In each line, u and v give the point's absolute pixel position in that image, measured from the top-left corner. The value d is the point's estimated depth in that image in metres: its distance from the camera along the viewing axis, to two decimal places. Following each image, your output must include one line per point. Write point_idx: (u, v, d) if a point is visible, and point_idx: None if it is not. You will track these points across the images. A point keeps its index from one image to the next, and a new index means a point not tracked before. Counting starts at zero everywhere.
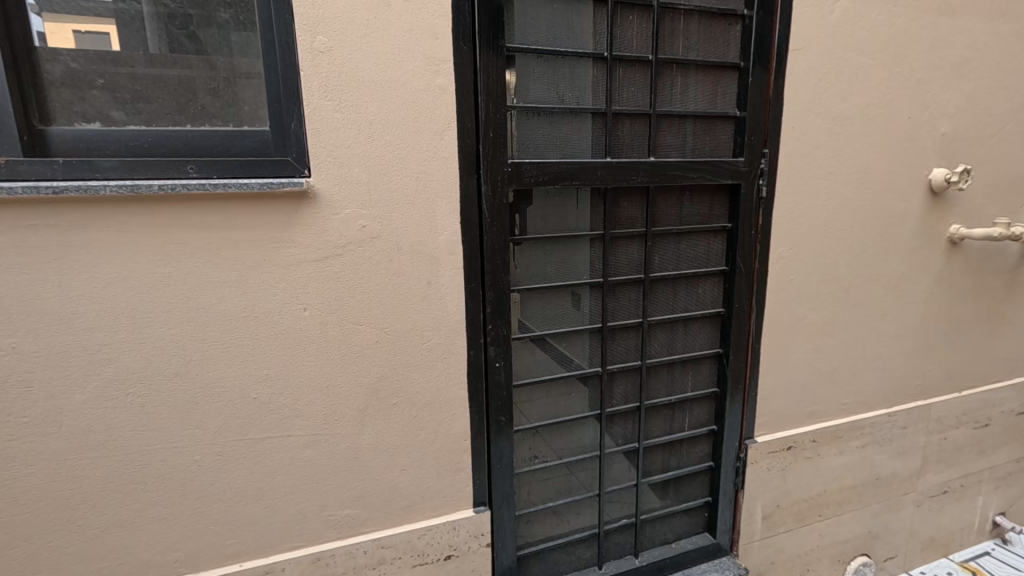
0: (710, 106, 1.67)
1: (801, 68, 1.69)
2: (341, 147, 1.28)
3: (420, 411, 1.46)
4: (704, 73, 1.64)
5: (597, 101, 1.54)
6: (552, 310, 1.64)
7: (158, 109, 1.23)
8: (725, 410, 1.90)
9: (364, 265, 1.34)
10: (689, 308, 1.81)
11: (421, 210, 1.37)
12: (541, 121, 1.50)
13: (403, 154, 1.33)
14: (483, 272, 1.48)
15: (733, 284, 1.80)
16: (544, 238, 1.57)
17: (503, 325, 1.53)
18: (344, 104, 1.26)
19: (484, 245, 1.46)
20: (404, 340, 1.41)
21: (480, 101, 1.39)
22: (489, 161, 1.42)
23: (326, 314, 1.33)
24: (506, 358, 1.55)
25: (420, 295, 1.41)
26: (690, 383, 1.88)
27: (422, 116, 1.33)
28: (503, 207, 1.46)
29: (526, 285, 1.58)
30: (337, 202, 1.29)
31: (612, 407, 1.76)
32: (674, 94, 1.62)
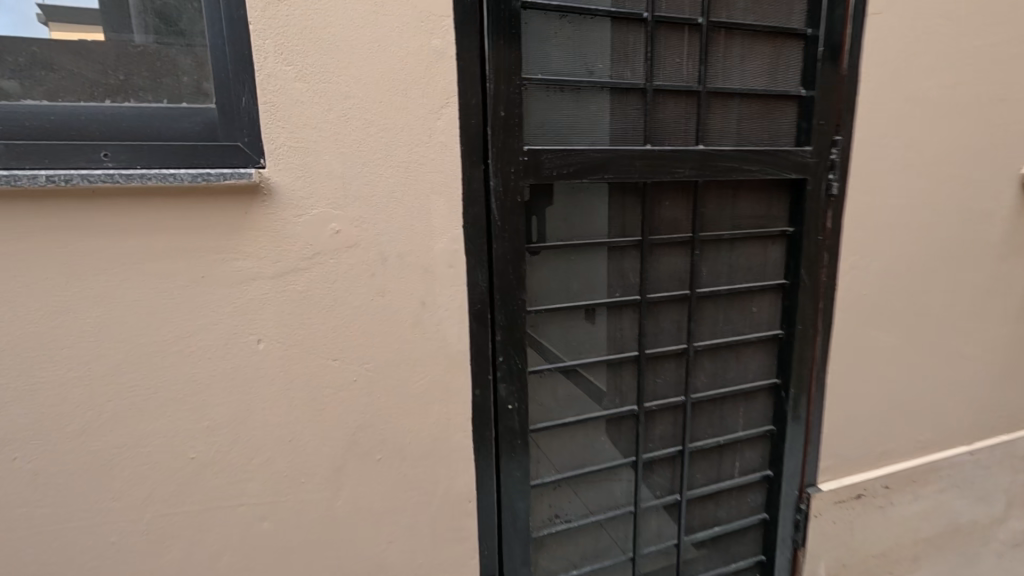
0: (771, 84, 1.36)
1: (880, 36, 1.37)
2: (304, 127, 0.97)
3: (412, 467, 1.15)
4: (764, 43, 1.33)
5: (635, 76, 1.23)
6: (577, 336, 1.32)
7: (71, 81, 0.91)
8: (784, 453, 1.57)
9: (338, 283, 1.03)
10: (742, 331, 1.49)
11: (411, 211, 1.06)
12: (564, 99, 1.19)
13: (387, 139, 1.02)
14: (493, 290, 1.16)
15: (795, 301, 1.48)
16: (568, 247, 1.26)
17: (518, 356, 1.21)
18: (310, 70, 0.96)
19: (493, 256, 1.15)
20: (391, 378, 1.10)
21: (488, 70, 1.08)
22: (500, 149, 1.12)
23: (289, 346, 1.02)
24: (521, 398, 1.24)
25: (411, 321, 1.09)
26: (741, 420, 1.55)
27: (413, 88, 1.02)
28: (517, 208, 1.15)
29: (545, 305, 1.27)
30: (301, 201, 0.98)
31: (649, 452, 1.44)
32: (727, 68, 1.31)
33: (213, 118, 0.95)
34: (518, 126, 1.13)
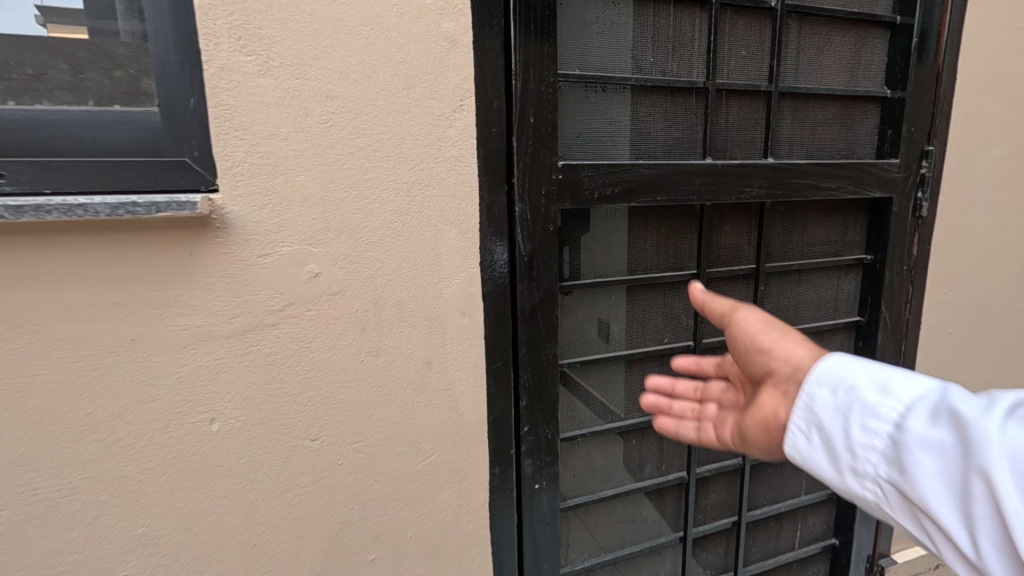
0: (851, 85, 1.12)
1: (982, 25, 1.13)
2: (269, 138, 0.72)
3: (413, 567, 0.91)
4: (845, 33, 1.10)
5: (694, 74, 1.00)
6: (618, 391, 1.09)
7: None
8: (854, 521, 1.33)
9: (318, 342, 0.79)
10: None
11: (414, 247, 0.81)
12: (608, 101, 0.96)
13: (383, 153, 0.77)
14: (516, 342, 0.93)
15: (873, 344, 1.23)
16: (608, 285, 1.02)
17: (548, 423, 0.98)
18: (279, 62, 0.70)
19: (519, 301, 0.92)
20: (387, 459, 0.86)
21: (513, 65, 0.85)
22: (527, 167, 0.89)
23: (253, 426, 0.78)
24: (549, 473, 1.01)
25: (413, 386, 0.85)
26: (804, 482, 1.32)
27: (417, 87, 0.77)
28: (548, 240, 0.92)
29: (579, 356, 1.03)
30: (268, 236, 0.74)
31: (701, 527, 1.20)
32: (801, 64, 1.07)
33: (152, 123, 0.70)
34: (552, 139, 0.90)
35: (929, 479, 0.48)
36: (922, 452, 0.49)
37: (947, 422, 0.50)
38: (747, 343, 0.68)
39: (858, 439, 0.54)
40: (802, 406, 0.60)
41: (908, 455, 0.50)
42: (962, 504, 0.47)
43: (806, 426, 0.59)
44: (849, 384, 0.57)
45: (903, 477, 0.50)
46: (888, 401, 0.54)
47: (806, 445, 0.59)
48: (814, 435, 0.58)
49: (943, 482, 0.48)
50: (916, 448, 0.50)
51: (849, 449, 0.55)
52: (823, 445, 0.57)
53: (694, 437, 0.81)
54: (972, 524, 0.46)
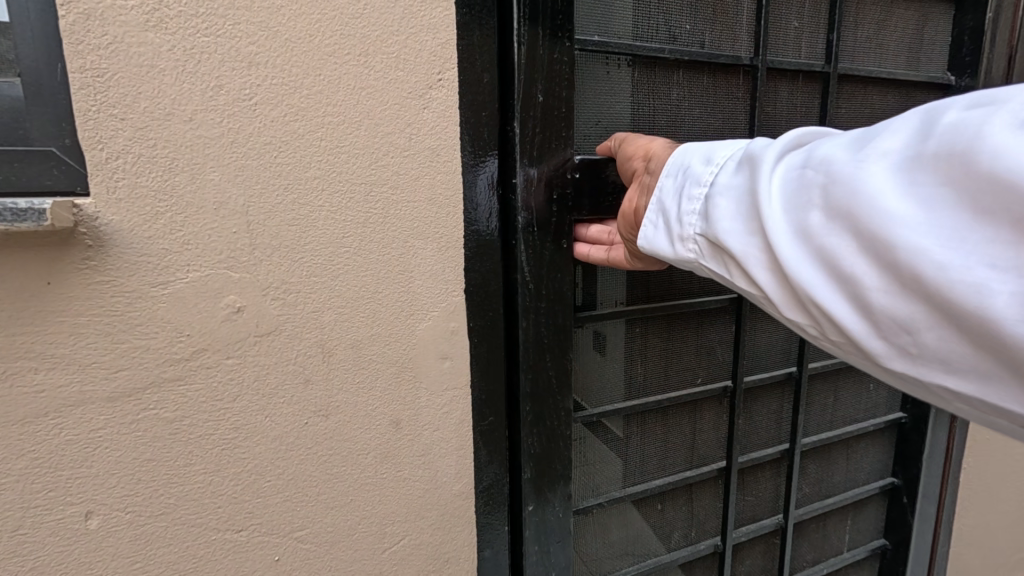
0: (910, 68, 1.00)
1: None
2: (166, 116, 0.50)
3: None
4: (905, 7, 0.97)
5: (738, 50, 0.84)
6: (643, 443, 0.91)
7: None
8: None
9: (244, 403, 0.58)
10: (857, 415, 1.14)
11: (379, 268, 0.60)
12: (635, 79, 0.78)
13: (334, 143, 0.56)
14: (519, 392, 0.73)
15: None
16: (632, 315, 0.84)
17: (559, 491, 0.79)
18: (179, 9, 0.49)
19: (525, 340, 0.72)
20: (343, 551, 0.65)
21: (519, 28, 0.65)
22: (535, 164, 0.69)
23: (151, 519, 0.56)
24: (562, 556, 0.82)
25: (378, 454, 0.64)
26: (848, 536, 1.20)
27: (380, 55, 0.57)
28: (559, 260, 0.73)
29: (596, 405, 0.85)
30: (167, 258, 0.52)
31: None
32: (862, 42, 0.94)
33: (11, 98, 0.46)
34: (566, 127, 0.70)
35: (730, 220, 0.53)
36: (726, 199, 0.54)
37: (742, 164, 0.54)
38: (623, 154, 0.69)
39: (680, 205, 0.59)
40: (654, 194, 0.63)
41: (707, 204, 0.56)
42: (752, 232, 0.51)
43: (653, 213, 0.63)
44: (681, 155, 0.61)
45: (707, 221, 0.55)
46: (709, 166, 0.58)
47: (652, 230, 0.62)
48: (652, 217, 0.63)
49: (741, 218, 0.52)
50: (716, 192, 0.55)
51: (674, 216, 0.59)
52: (660, 223, 0.61)
53: (602, 262, 0.73)
54: (757, 243, 0.50)
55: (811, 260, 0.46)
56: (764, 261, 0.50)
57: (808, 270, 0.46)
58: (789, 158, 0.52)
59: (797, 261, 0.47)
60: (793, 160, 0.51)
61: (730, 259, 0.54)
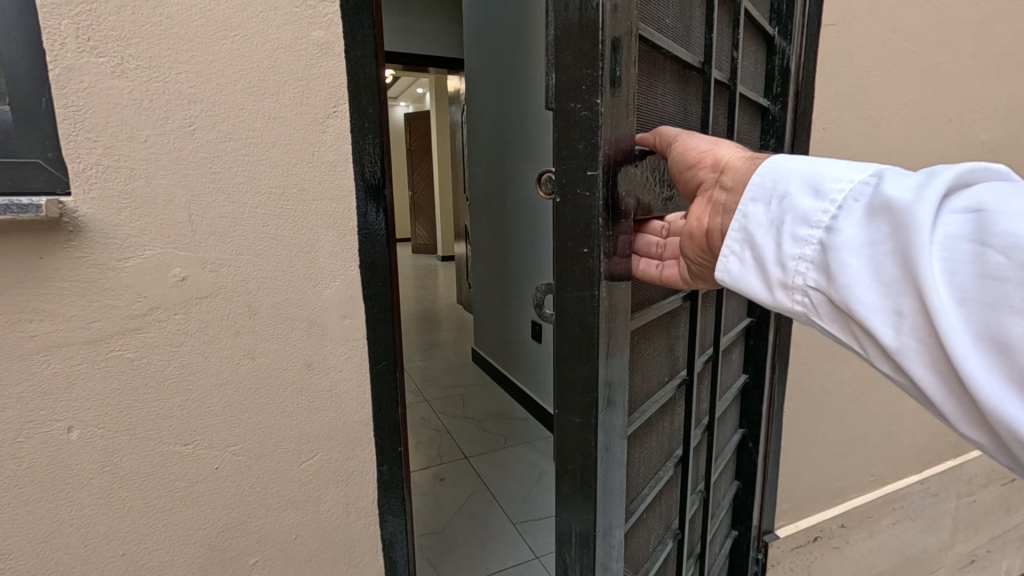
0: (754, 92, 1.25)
1: (821, 57, 1.33)
2: (127, 138, 0.70)
3: (302, 565, 0.92)
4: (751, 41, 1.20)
5: (692, 54, 0.99)
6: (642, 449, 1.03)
7: None
8: (750, 510, 1.48)
9: (188, 347, 0.78)
10: (728, 385, 1.37)
11: (291, 249, 0.82)
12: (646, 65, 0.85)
13: (255, 157, 0.78)
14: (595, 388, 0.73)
15: (759, 340, 1.41)
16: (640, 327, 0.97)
17: (618, 501, 0.81)
18: (134, 63, 0.69)
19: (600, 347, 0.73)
20: (269, 462, 0.86)
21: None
22: (613, 145, 0.68)
23: (117, 433, 0.76)
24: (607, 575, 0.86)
25: (295, 388, 0.86)
26: (722, 489, 1.40)
27: (288, 93, 0.78)
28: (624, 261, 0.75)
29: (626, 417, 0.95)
30: (128, 239, 0.72)
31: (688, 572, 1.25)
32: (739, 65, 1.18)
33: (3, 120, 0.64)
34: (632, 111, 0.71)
35: (881, 296, 0.52)
36: (860, 262, 0.54)
37: (881, 220, 0.54)
38: (678, 160, 0.71)
39: (785, 247, 0.60)
40: (732, 216, 0.66)
41: (831, 261, 0.56)
42: (919, 320, 0.50)
43: (737, 243, 0.65)
44: (775, 177, 0.62)
45: (835, 285, 0.55)
46: (823, 209, 0.58)
47: (738, 265, 0.65)
48: (735, 248, 0.65)
49: (888, 294, 0.52)
50: (847, 250, 0.55)
51: (782, 264, 0.60)
52: (752, 262, 0.63)
53: (654, 279, 0.81)
54: (921, 334, 0.50)
55: (1008, 387, 0.45)
56: (926, 349, 0.50)
57: (998, 385, 0.45)
58: (947, 229, 0.51)
59: (982, 372, 0.46)
60: (955, 235, 0.50)
61: (867, 334, 0.54)
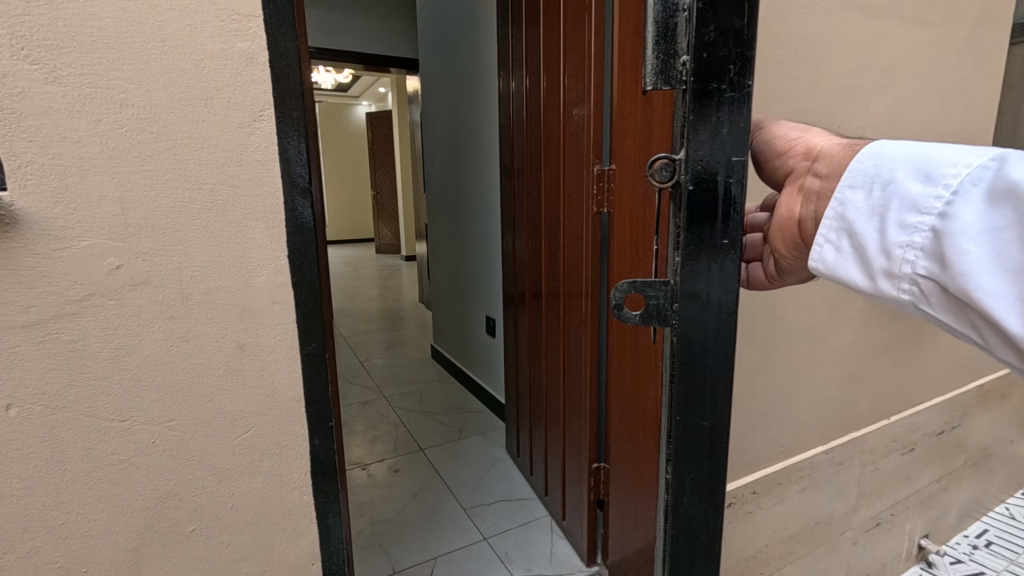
0: None
1: None
2: (61, 138, 0.77)
3: (238, 533, 1.00)
4: None
5: None
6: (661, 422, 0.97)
7: None
8: None
9: (123, 330, 0.85)
10: None
11: (221, 240, 0.90)
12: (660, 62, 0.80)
13: (185, 156, 0.85)
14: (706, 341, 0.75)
15: None
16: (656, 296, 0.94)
17: None
18: (67, 70, 0.76)
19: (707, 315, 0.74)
20: (205, 437, 0.94)
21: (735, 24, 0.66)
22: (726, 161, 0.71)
23: (55, 410, 0.82)
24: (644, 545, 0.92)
25: (228, 368, 0.94)
26: None
27: (216, 99, 0.86)
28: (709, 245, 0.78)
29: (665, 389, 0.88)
30: (63, 231, 0.79)
31: None
32: None
33: None
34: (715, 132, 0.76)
35: (1000, 282, 0.53)
36: (976, 249, 0.54)
37: (1004, 206, 0.53)
38: (770, 152, 0.76)
39: (892, 234, 0.60)
40: (829, 205, 0.67)
41: (947, 248, 0.56)
42: None
43: (834, 232, 0.66)
44: (887, 164, 0.62)
45: (949, 273, 0.56)
46: (934, 196, 0.58)
47: (837, 253, 0.65)
48: (833, 236, 0.66)
49: (1012, 280, 0.52)
50: (964, 238, 0.55)
51: (889, 250, 0.61)
52: (851, 249, 0.64)
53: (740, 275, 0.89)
54: None
55: None
56: None
57: None
58: None
59: None
60: None
61: (987, 320, 0.55)
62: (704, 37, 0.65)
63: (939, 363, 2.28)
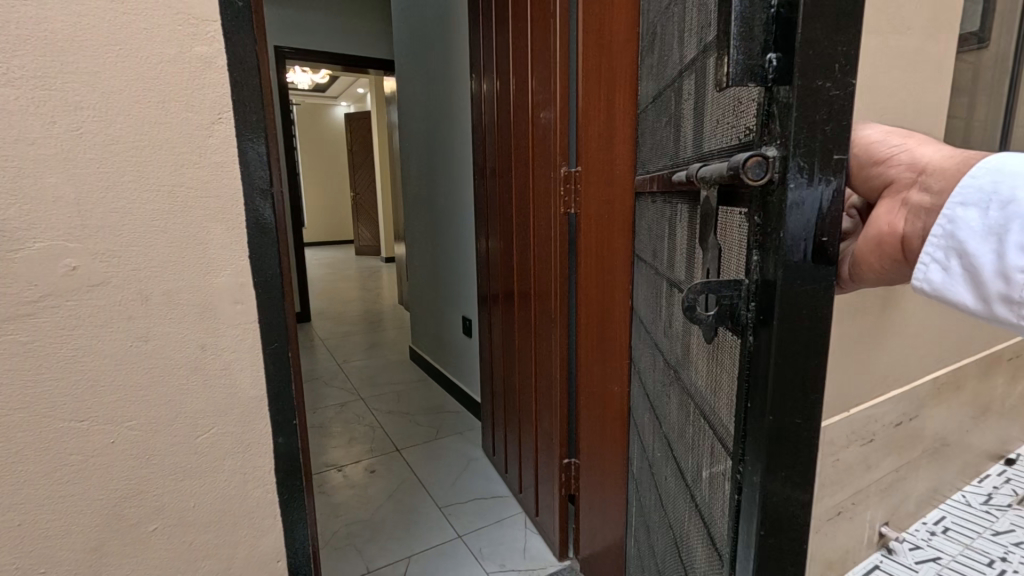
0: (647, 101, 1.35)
1: None
2: (14, 140, 0.78)
3: (201, 531, 1.01)
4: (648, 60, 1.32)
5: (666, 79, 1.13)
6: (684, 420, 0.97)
7: None
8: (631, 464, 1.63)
9: (80, 331, 0.86)
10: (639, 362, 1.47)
11: (180, 241, 0.91)
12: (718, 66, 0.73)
13: (143, 159, 0.86)
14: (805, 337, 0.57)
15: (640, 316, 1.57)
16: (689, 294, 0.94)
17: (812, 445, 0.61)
18: (21, 73, 0.78)
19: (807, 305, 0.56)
20: (165, 436, 0.94)
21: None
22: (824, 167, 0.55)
23: (9, 411, 0.82)
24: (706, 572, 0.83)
25: (189, 367, 0.95)
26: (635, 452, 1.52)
27: (174, 101, 0.87)
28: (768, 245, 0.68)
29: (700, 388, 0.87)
30: (17, 233, 0.80)
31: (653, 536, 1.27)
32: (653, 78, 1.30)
33: None
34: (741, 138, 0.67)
35: None
36: None
37: None
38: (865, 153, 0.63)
39: (1012, 259, 0.53)
40: (935, 222, 0.57)
41: None
42: None
43: (941, 251, 0.57)
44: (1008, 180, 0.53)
45: None
46: None
47: (945, 276, 0.58)
48: (939, 256, 0.58)
49: None
50: None
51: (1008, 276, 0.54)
52: (961, 272, 0.57)
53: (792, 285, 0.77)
54: None
55: None
56: None
57: None
58: None
59: None
60: None
61: None
62: (800, 32, 0.52)
63: (897, 357, 2.38)
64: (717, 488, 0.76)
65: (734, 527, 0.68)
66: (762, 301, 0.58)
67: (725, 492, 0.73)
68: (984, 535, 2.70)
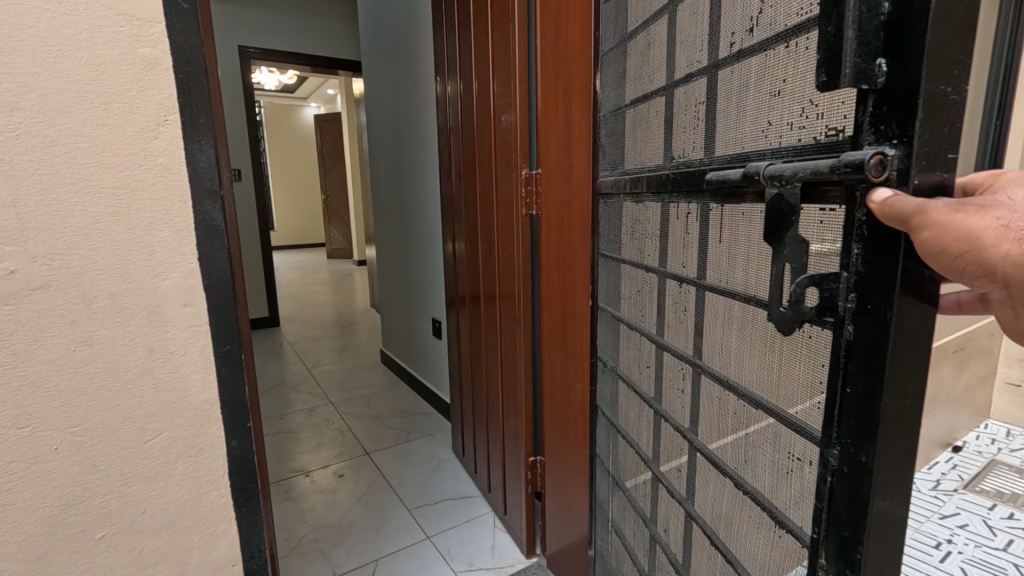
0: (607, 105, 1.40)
1: None
2: None
3: (152, 536, 0.99)
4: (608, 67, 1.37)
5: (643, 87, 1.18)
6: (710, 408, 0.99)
7: None
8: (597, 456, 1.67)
9: (19, 335, 0.84)
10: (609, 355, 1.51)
11: (126, 243, 0.90)
12: (764, 68, 0.77)
13: (85, 160, 0.85)
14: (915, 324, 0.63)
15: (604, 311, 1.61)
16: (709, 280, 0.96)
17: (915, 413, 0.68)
18: None
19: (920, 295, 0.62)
20: (112, 441, 0.93)
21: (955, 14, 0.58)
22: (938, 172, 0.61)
23: None
24: (769, 557, 0.86)
25: (137, 371, 0.94)
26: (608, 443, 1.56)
27: (117, 102, 0.87)
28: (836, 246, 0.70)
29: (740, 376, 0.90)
30: None
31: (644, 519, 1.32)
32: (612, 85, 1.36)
33: None
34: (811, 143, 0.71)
35: None
36: None
37: None
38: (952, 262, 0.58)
39: None
40: None
41: None
42: None
43: None
44: None
45: None
46: None
47: None
48: None
49: None
50: None
51: None
52: None
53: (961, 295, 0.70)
54: None
55: None
56: None
57: None
58: None
59: None
60: None
61: None
62: (925, 37, 0.56)
63: None
64: (790, 473, 0.80)
65: (825, 505, 0.72)
66: (866, 292, 0.62)
67: (812, 476, 0.76)
68: (932, 519, 2.83)
